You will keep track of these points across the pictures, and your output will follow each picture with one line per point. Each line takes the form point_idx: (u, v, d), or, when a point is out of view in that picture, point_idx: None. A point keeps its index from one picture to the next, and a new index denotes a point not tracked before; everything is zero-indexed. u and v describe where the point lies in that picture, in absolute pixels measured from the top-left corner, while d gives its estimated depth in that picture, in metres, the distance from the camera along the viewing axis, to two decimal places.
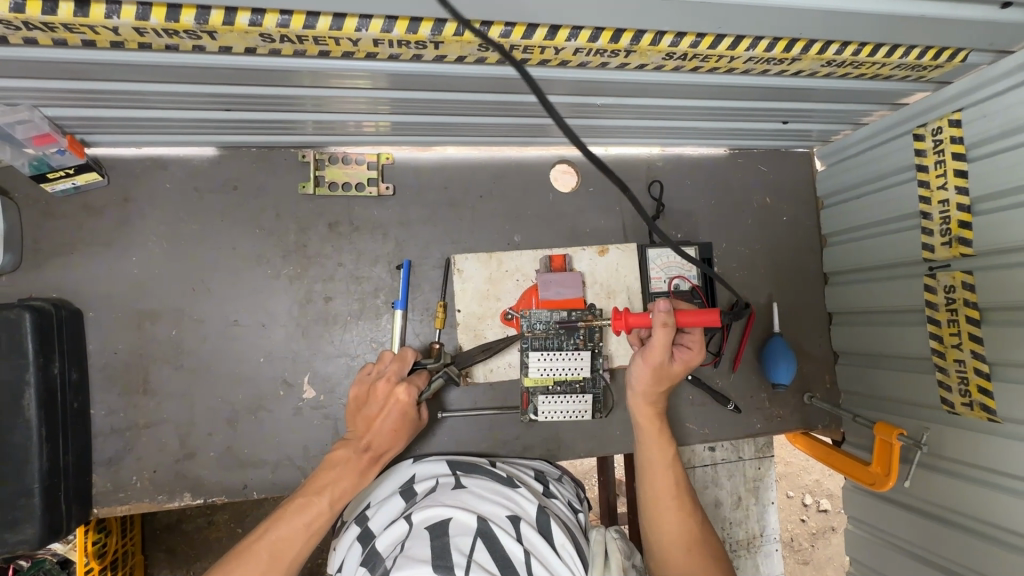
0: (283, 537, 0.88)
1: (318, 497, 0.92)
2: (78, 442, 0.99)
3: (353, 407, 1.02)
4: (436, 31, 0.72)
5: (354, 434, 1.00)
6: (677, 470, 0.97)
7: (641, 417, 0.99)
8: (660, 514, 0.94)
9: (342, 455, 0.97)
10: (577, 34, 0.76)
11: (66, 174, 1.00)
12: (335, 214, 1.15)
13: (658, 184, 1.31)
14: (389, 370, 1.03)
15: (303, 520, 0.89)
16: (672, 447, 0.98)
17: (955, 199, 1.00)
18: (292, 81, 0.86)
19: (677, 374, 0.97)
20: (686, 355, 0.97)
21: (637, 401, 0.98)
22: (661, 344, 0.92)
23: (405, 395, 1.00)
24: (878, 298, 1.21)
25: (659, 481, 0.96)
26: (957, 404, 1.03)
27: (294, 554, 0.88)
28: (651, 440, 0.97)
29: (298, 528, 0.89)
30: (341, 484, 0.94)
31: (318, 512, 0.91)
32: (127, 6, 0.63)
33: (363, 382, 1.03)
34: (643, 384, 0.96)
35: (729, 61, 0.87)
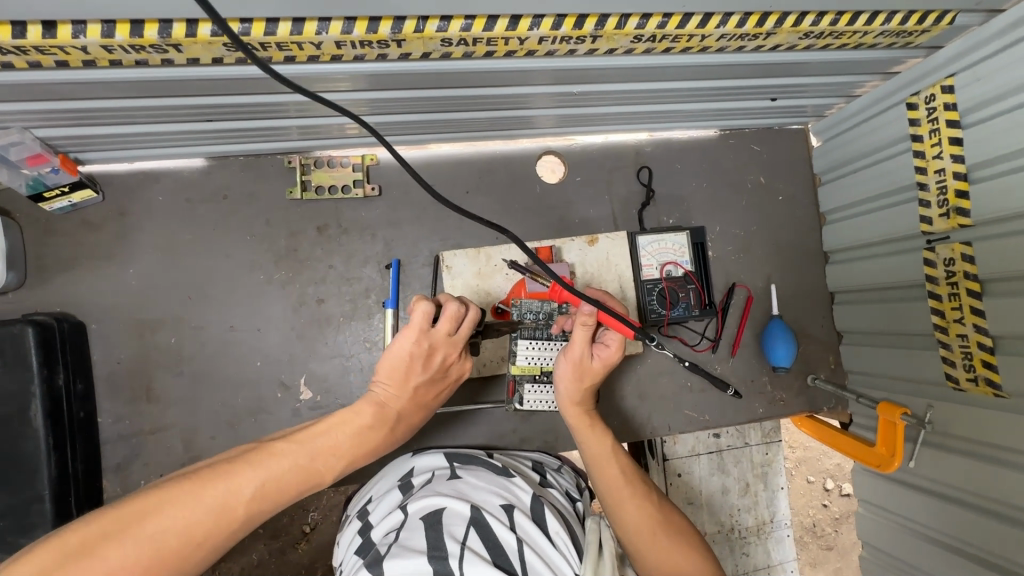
0: (271, 482, 0.81)
1: (327, 462, 0.88)
2: (87, 449, 1.03)
3: (407, 370, 0.99)
4: (396, 29, 0.72)
5: (390, 398, 0.99)
6: (622, 458, 0.95)
7: (570, 418, 0.96)
8: (620, 506, 0.90)
9: (364, 421, 0.94)
10: (540, 22, 0.75)
11: (62, 193, 1.04)
12: (323, 217, 1.17)
13: (646, 170, 1.29)
14: (463, 336, 1.02)
15: (298, 481, 0.84)
16: (611, 437, 0.96)
17: (952, 167, 0.97)
18: (271, 88, 0.88)
19: (597, 372, 0.97)
20: (606, 354, 0.97)
21: (563, 401, 0.97)
22: (581, 339, 0.93)
23: (467, 364, 1.09)
24: (878, 274, 1.17)
25: (605, 475, 0.93)
26: (963, 380, 0.99)
27: (269, 504, 0.81)
28: (588, 437, 0.95)
29: (289, 480, 0.83)
30: (355, 452, 0.92)
31: (313, 477, 0.86)
32: (92, 25, 0.65)
33: (435, 341, 0.99)
34: (564, 380, 0.96)
35: (701, 40, 0.85)
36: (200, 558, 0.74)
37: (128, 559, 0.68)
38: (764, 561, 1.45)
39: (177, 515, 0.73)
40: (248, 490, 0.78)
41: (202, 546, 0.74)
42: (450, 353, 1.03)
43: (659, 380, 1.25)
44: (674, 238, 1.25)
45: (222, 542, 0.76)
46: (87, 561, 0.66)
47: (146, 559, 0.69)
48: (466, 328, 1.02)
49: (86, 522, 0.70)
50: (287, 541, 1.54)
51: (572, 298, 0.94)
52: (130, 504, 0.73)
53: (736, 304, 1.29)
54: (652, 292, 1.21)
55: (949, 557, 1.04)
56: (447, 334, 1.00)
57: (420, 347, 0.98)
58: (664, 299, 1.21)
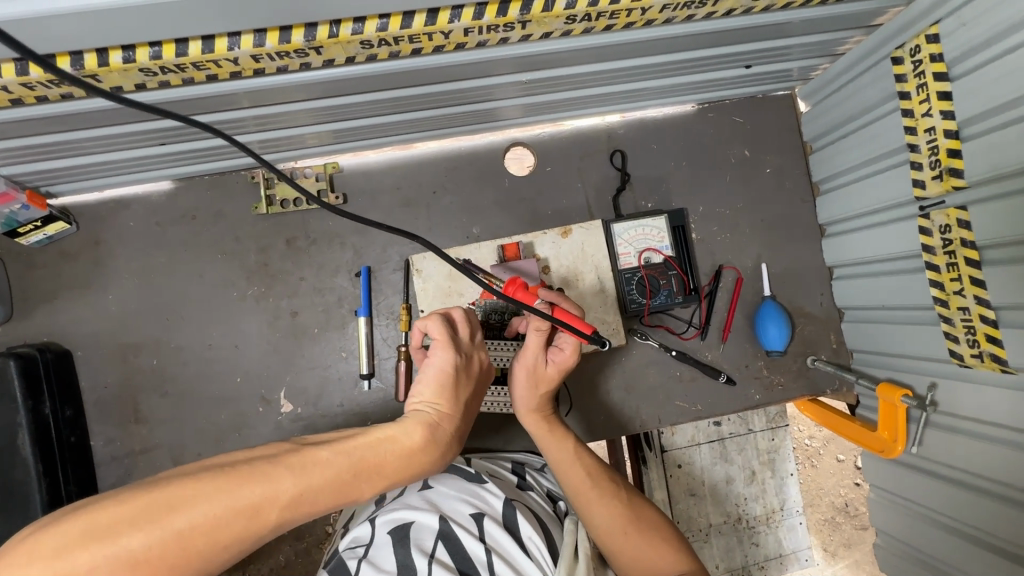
0: (311, 492, 0.65)
1: (372, 481, 0.69)
2: (81, 472, 1.06)
3: (448, 382, 0.87)
4: (310, 36, 0.70)
5: (438, 413, 0.83)
6: (586, 458, 0.92)
7: (528, 426, 0.95)
8: (588, 508, 0.87)
9: (417, 437, 0.76)
10: (460, 13, 0.71)
11: (35, 227, 1.06)
12: (291, 230, 1.16)
13: (620, 153, 1.23)
14: (483, 341, 0.97)
15: (338, 495, 0.67)
16: (572, 439, 0.93)
17: (942, 125, 0.88)
18: (222, 105, 0.87)
19: (553, 377, 0.94)
20: (560, 359, 0.94)
21: (520, 409, 0.95)
22: (533, 343, 0.91)
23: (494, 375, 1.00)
24: (874, 245, 1.09)
25: (569, 479, 0.89)
26: (967, 357, 0.90)
27: (302, 516, 0.65)
28: (548, 442, 0.92)
29: (329, 494, 0.66)
30: (405, 474, 0.74)
31: (357, 492, 0.68)
32: (5, 64, 0.66)
33: (462, 349, 0.92)
34: (518, 388, 0.95)
35: (644, 13, 0.79)
36: (221, 562, 0.60)
37: (149, 551, 0.55)
38: (776, 551, 1.39)
39: (207, 511, 0.58)
40: (284, 496, 0.62)
41: (230, 548, 0.60)
42: (483, 360, 0.95)
43: (645, 372, 1.21)
44: (652, 223, 1.18)
45: (248, 545, 0.62)
46: (108, 543, 0.54)
47: (167, 554, 0.56)
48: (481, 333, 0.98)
49: (117, 500, 0.58)
50: (304, 543, 1.49)
51: (524, 300, 0.87)
52: (167, 486, 0.59)
53: (724, 287, 1.23)
54: (631, 281, 1.16)
55: (961, 546, 0.96)
56: (471, 341, 0.94)
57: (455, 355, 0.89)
58: (643, 287, 1.16)
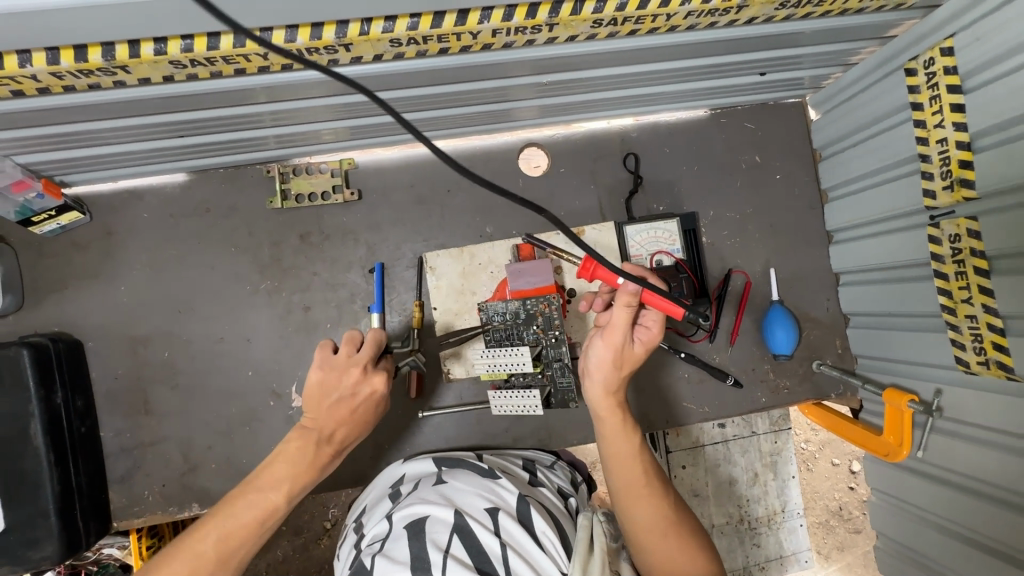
0: (230, 526, 0.82)
1: (270, 491, 0.86)
2: (90, 463, 1.06)
3: (315, 398, 0.94)
4: (340, 33, 0.70)
5: (309, 424, 0.94)
6: (645, 457, 0.94)
7: (602, 410, 0.97)
8: (634, 502, 0.90)
9: (294, 447, 0.91)
10: (489, 14, 0.72)
11: (49, 216, 1.06)
12: (305, 225, 1.17)
13: (633, 156, 1.24)
14: (364, 356, 0.95)
15: (253, 515, 0.84)
16: (637, 437, 0.96)
17: (954, 136, 0.89)
18: (246, 99, 0.87)
19: (638, 356, 0.99)
20: (647, 337, 0.99)
21: (598, 391, 0.97)
22: (621, 321, 0.93)
23: (383, 383, 0.96)
24: (882, 253, 1.11)
25: (626, 472, 0.92)
26: (973, 364, 0.92)
27: (240, 542, 0.82)
28: (615, 432, 0.95)
29: (248, 517, 0.83)
30: (298, 479, 0.89)
31: (271, 505, 0.85)
32: (37, 53, 0.66)
33: (333, 369, 0.94)
34: (604, 368, 0.96)
35: (668, 20, 0.80)
36: None
37: None
38: (776, 552, 1.42)
39: None
40: (210, 538, 0.80)
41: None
42: (355, 376, 0.94)
43: (654, 373, 1.22)
44: (664, 226, 1.20)
45: None
46: None
47: None
48: (368, 346, 0.97)
49: None
50: (306, 537, 1.49)
51: (608, 276, 0.96)
52: None
53: (732, 291, 1.24)
54: None
55: (961, 548, 0.98)
56: (350, 356, 0.95)
57: (320, 376, 0.94)
58: None
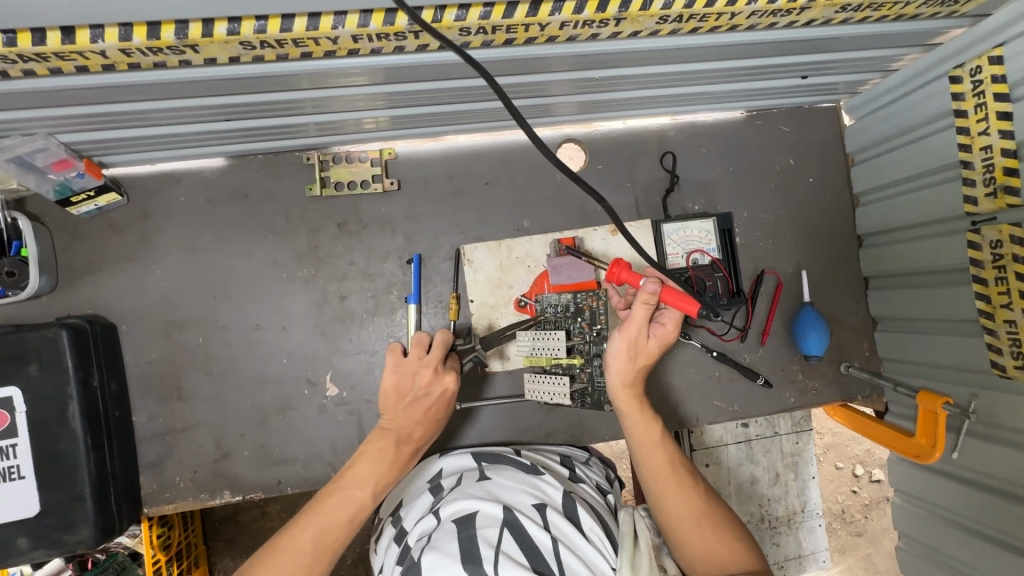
0: (326, 524, 0.91)
1: (359, 489, 0.94)
2: (123, 448, 1.05)
3: (391, 398, 1.01)
4: (413, 20, 0.70)
5: (388, 424, 1.00)
6: (670, 447, 0.94)
7: (620, 402, 0.96)
8: (662, 493, 0.90)
9: (376, 447, 0.98)
10: (561, 6, 0.72)
11: (87, 197, 1.05)
12: (343, 214, 1.16)
13: (670, 155, 1.25)
14: (434, 357, 1.01)
15: (346, 512, 0.92)
16: (659, 426, 0.96)
17: (1000, 144, 0.91)
18: (300, 84, 0.87)
19: (653, 351, 0.98)
20: (662, 333, 0.99)
21: (614, 384, 0.96)
22: (641, 318, 0.94)
23: (453, 382, 1.02)
24: (917, 258, 1.12)
25: (651, 462, 0.92)
26: (1010, 368, 0.94)
27: (335, 536, 0.91)
28: (637, 422, 0.94)
29: (340, 515, 0.92)
30: (382, 478, 0.96)
31: (359, 501, 0.94)
32: (110, 28, 0.65)
33: (403, 370, 1.01)
34: (617, 359, 0.97)
35: (731, 18, 0.81)
36: None
37: None
38: (795, 551, 1.43)
39: None
40: (308, 534, 0.89)
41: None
42: (426, 376, 1.00)
43: (686, 371, 1.23)
44: (699, 225, 1.21)
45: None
46: None
47: None
48: (437, 348, 1.03)
49: None
50: None
51: (631, 278, 0.97)
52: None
53: (765, 291, 1.26)
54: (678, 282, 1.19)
55: (990, 549, 1.00)
56: (419, 358, 1.02)
57: (394, 376, 1.01)
58: (690, 287, 1.18)
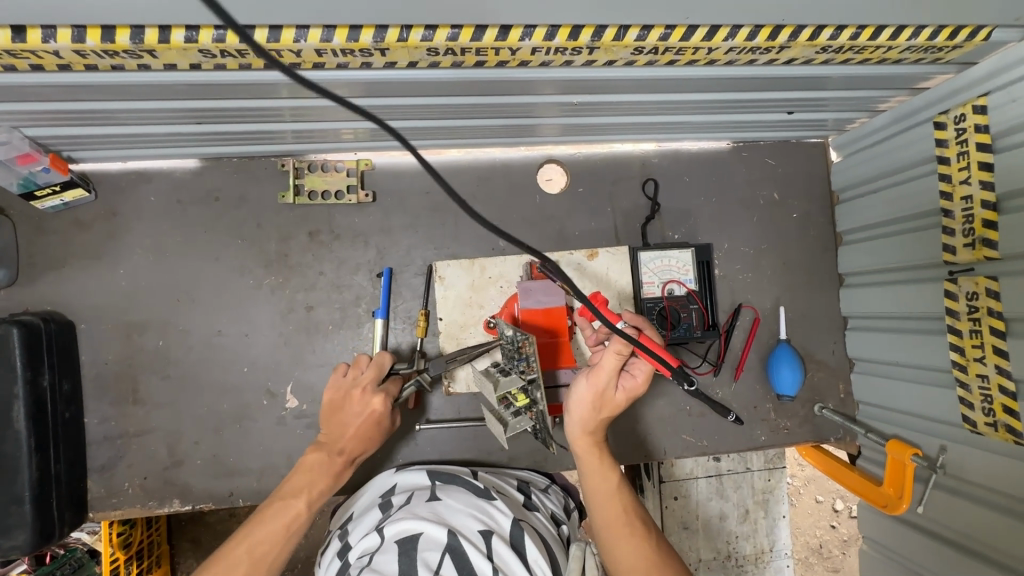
0: (259, 537, 0.85)
1: (295, 500, 0.91)
2: (71, 450, 1.03)
3: (325, 415, 1.01)
4: (378, 37, 0.69)
5: (325, 438, 1.00)
6: (625, 495, 0.90)
7: (579, 451, 0.91)
8: (616, 544, 0.86)
9: (313, 459, 0.97)
10: (531, 32, 0.70)
11: (53, 192, 1.03)
12: (315, 223, 1.14)
13: (652, 182, 1.23)
14: (366, 377, 1.02)
15: (282, 521, 0.88)
16: (617, 474, 0.91)
17: (981, 195, 0.89)
18: (268, 93, 0.85)
19: (618, 404, 0.89)
20: (630, 386, 0.89)
21: (574, 433, 0.91)
22: (611, 369, 0.84)
23: (381, 404, 1.01)
24: (894, 303, 1.10)
25: (606, 513, 0.88)
26: (980, 424, 0.92)
27: (269, 550, 0.85)
28: (594, 471, 0.90)
29: (276, 527, 0.87)
30: (316, 486, 0.93)
31: (295, 510, 0.90)
32: (62, 29, 0.63)
33: (337, 386, 1.02)
34: (581, 407, 0.89)
35: (709, 53, 0.79)
36: None
37: None
38: None
39: None
40: (240, 547, 0.84)
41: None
42: (355, 396, 1.01)
43: (655, 402, 1.21)
44: (678, 256, 1.19)
45: None
46: None
47: None
48: (369, 369, 1.03)
49: None
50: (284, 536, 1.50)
51: (608, 318, 0.84)
52: None
53: (740, 326, 1.24)
54: (653, 311, 1.16)
55: None
56: (353, 378, 1.02)
57: (330, 392, 1.01)
58: (664, 318, 1.16)
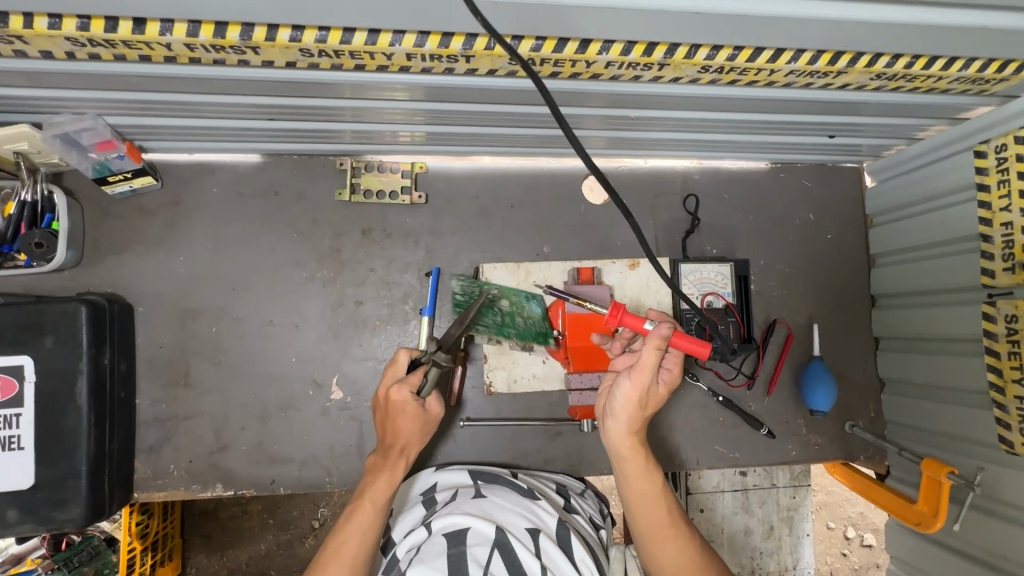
0: (338, 550, 0.84)
1: (363, 506, 0.89)
2: (123, 429, 1.05)
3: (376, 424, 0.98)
4: (467, 45, 0.73)
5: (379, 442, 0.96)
6: (669, 497, 0.90)
7: (625, 451, 0.89)
8: (659, 547, 0.86)
9: (372, 464, 0.94)
10: (609, 47, 0.75)
11: (124, 178, 1.07)
12: (368, 221, 1.18)
13: (693, 198, 1.27)
14: (389, 378, 0.97)
15: (352, 530, 0.86)
16: (661, 476, 0.91)
17: (1021, 221, 0.92)
18: (346, 94, 0.89)
19: (661, 398, 0.92)
20: (670, 378, 0.93)
21: (620, 431, 0.90)
22: (653, 364, 0.85)
23: (399, 395, 0.93)
24: (929, 324, 1.13)
25: (649, 515, 0.88)
26: (1018, 445, 0.94)
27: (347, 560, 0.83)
28: (639, 472, 0.89)
29: (350, 538, 0.85)
30: (377, 487, 0.90)
31: (364, 516, 0.87)
32: (179, 24, 0.68)
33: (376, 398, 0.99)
34: (628, 406, 0.88)
35: (769, 75, 0.84)
36: None
37: None
38: None
39: None
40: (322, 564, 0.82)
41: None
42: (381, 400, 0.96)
43: (690, 413, 1.23)
44: (717, 269, 1.22)
45: None
46: None
47: None
48: (390, 371, 0.99)
49: None
50: (295, 534, 1.57)
51: (634, 322, 0.87)
52: None
53: (775, 341, 1.26)
54: (692, 322, 1.19)
55: None
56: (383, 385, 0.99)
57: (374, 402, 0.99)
58: (703, 329, 1.18)
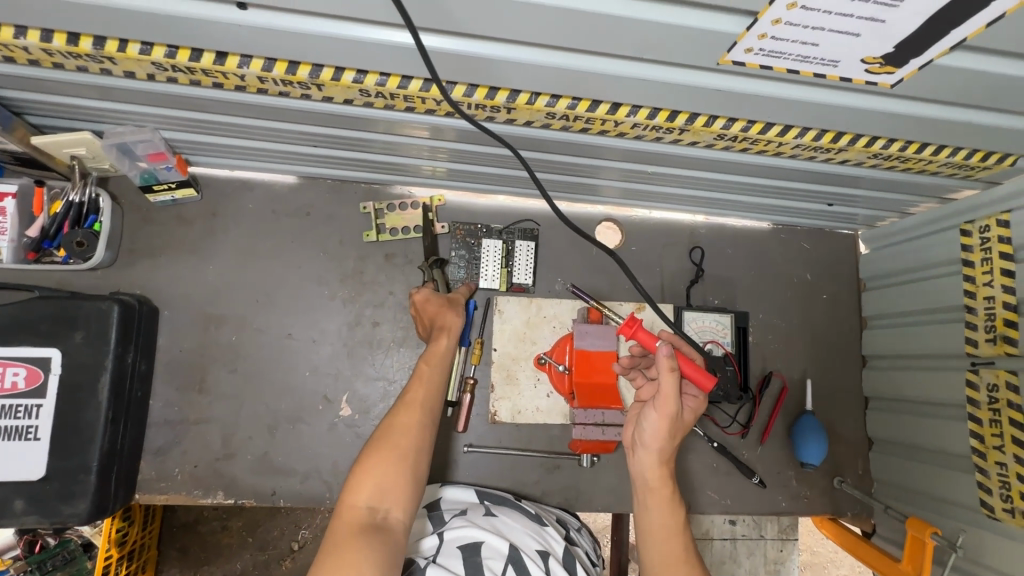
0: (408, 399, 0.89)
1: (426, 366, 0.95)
2: (136, 428, 1.07)
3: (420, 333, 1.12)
4: (511, 99, 0.81)
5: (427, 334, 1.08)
6: (687, 535, 0.90)
7: (652, 480, 0.91)
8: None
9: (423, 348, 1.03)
10: (637, 111, 0.83)
11: (168, 187, 1.13)
12: (392, 247, 1.24)
13: (699, 250, 1.35)
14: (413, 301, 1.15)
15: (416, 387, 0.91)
16: (682, 513, 0.92)
17: (1002, 296, 0.99)
18: (388, 130, 0.97)
19: (687, 425, 0.96)
20: (694, 405, 0.98)
21: (648, 459, 0.93)
22: (670, 390, 0.90)
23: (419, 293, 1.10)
24: (917, 388, 1.19)
25: (666, 548, 0.88)
26: (998, 509, 0.98)
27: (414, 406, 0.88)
28: (661, 503, 0.91)
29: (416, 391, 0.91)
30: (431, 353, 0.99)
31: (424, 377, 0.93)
32: (256, 60, 0.75)
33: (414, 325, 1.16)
34: (658, 433, 0.92)
35: (777, 146, 0.92)
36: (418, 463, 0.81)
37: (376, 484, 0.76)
38: None
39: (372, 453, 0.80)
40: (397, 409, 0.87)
41: (416, 471, 0.80)
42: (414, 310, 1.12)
43: (686, 456, 1.26)
44: (718, 319, 1.28)
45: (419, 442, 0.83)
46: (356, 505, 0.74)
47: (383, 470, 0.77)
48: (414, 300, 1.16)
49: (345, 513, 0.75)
50: (273, 556, 1.55)
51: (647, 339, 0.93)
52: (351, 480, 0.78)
53: (769, 392, 1.31)
54: None
55: None
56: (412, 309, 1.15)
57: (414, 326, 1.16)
58: None
